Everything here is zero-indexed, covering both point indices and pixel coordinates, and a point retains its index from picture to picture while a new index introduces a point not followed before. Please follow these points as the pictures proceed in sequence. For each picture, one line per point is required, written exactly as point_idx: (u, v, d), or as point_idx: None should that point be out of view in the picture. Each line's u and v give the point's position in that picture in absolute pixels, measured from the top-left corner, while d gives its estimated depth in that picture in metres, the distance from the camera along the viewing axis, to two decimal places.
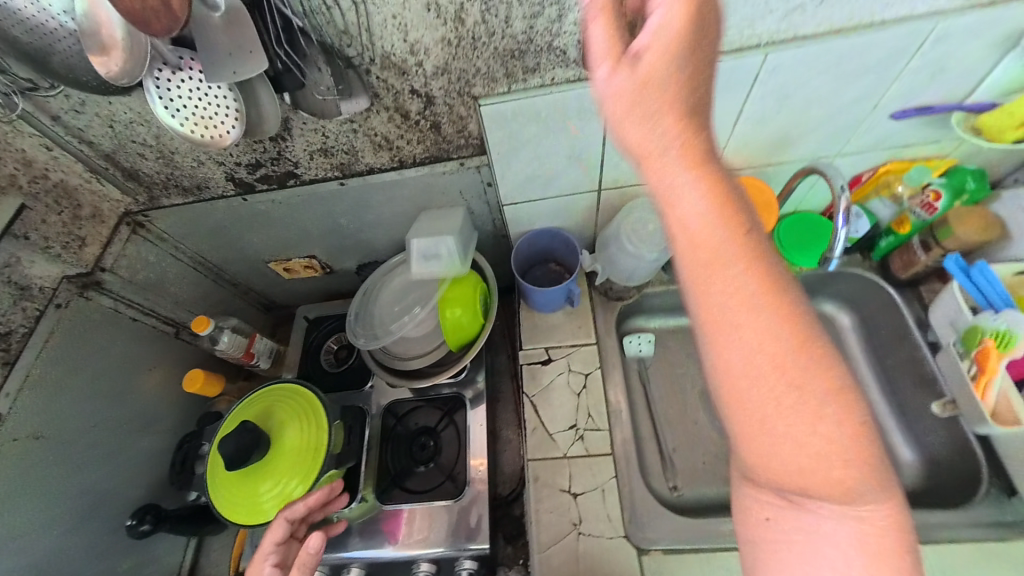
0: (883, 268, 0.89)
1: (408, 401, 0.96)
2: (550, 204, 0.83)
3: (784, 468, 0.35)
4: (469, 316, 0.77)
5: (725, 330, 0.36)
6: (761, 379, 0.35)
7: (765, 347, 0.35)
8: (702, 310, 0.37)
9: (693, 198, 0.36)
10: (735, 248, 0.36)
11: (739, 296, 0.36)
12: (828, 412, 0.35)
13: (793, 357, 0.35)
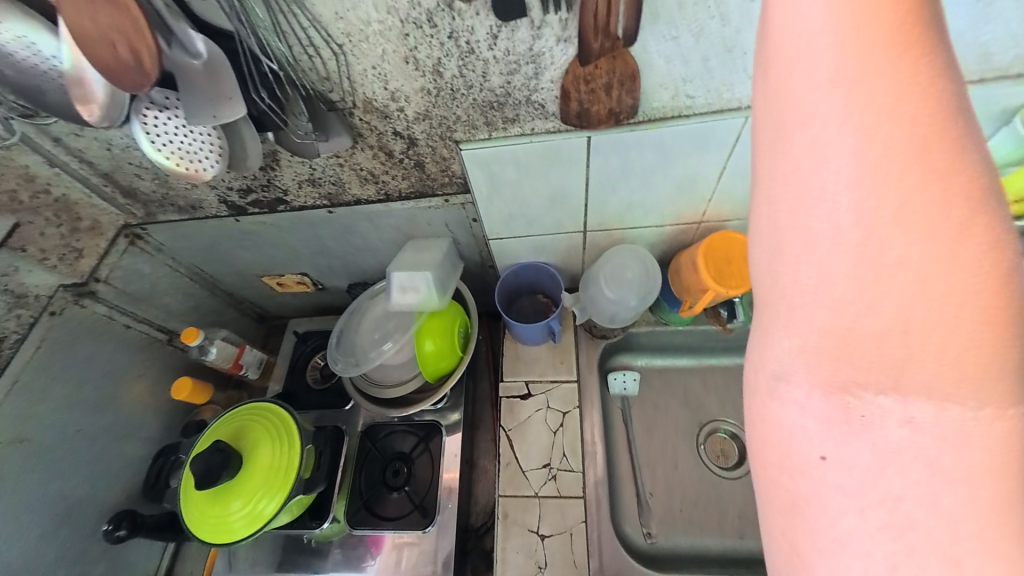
0: None
1: (385, 424, 0.96)
2: (535, 241, 0.84)
3: (870, 317, 0.24)
4: (449, 347, 0.80)
5: (812, 85, 0.26)
6: (867, 171, 0.24)
7: (881, 125, 0.24)
8: (783, 33, 0.28)
9: None
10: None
11: (852, 26, 0.25)
12: (949, 227, 0.23)
13: (924, 150, 0.24)
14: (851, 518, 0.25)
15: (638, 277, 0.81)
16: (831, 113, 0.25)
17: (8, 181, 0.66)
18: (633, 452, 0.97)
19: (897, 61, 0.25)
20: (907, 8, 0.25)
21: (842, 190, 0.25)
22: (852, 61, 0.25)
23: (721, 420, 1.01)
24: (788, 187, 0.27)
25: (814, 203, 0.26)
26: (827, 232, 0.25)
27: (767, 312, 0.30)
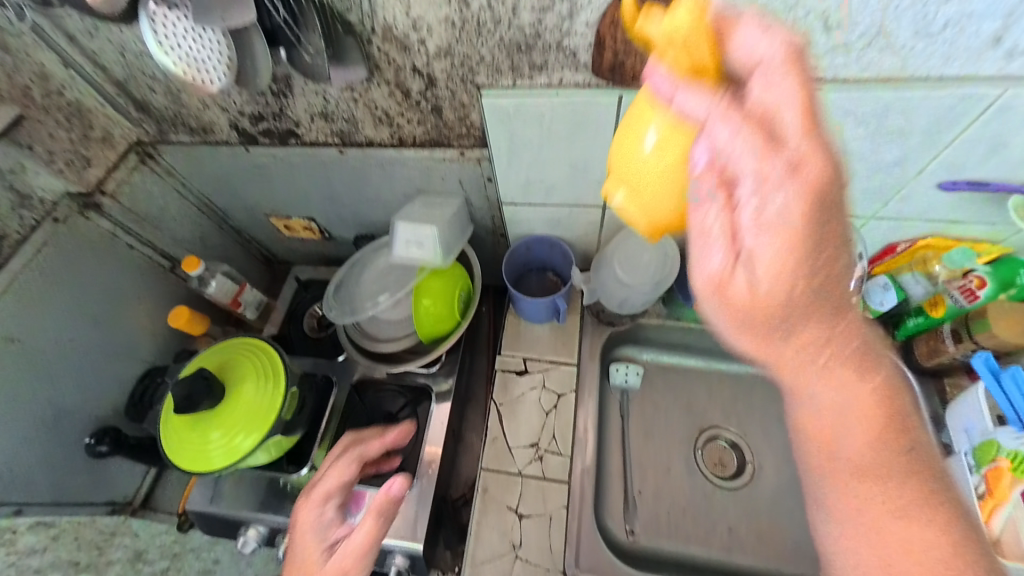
0: (906, 350, 0.82)
1: (376, 383, 0.94)
2: (551, 211, 0.80)
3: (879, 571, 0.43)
4: (445, 309, 0.77)
5: (833, 458, 0.47)
6: (859, 492, 0.45)
7: (865, 473, 0.45)
8: (815, 427, 0.48)
9: (817, 379, 0.46)
10: (856, 426, 0.46)
11: (857, 417, 0.46)
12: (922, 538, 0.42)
13: (898, 493, 0.44)
14: None
15: (655, 259, 0.76)
16: (840, 499, 0.46)
17: (21, 77, 0.65)
18: (626, 448, 0.93)
19: (877, 447, 0.45)
20: (881, 425, 0.45)
21: (863, 507, 0.45)
22: (853, 480, 0.46)
23: (722, 428, 0.96)
24: (819, 489, 0.49)
25: (828, 509, 0.47)
26: (847, 529, 0.46)
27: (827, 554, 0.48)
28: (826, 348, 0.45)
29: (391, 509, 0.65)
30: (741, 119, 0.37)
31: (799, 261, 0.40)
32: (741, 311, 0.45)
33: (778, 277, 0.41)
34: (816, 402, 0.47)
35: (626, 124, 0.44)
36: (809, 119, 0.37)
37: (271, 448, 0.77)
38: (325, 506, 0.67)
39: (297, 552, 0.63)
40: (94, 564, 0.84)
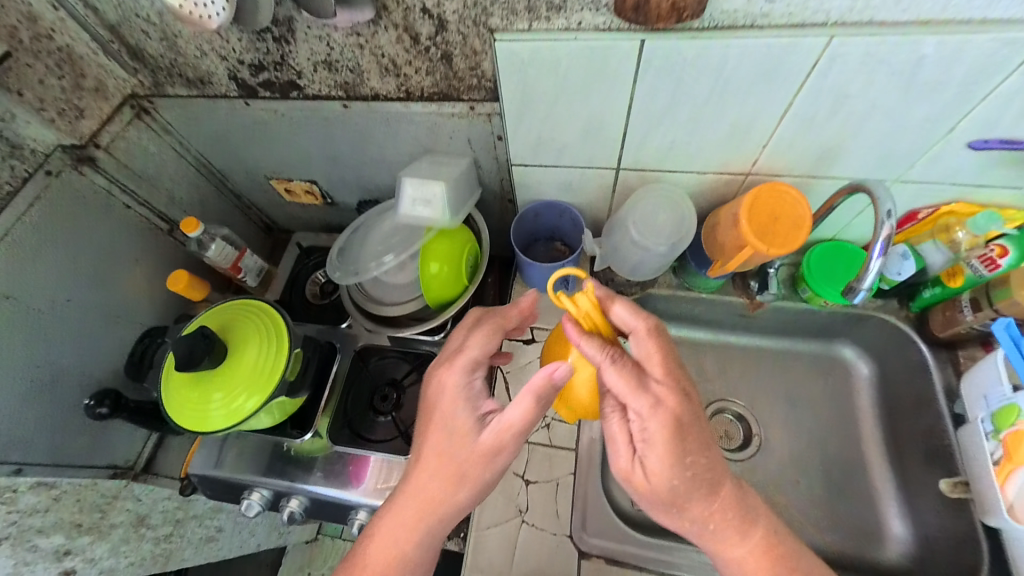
0: (921, 322, 0.81)
1: (379, 349, 0.90)
2: (563, 173, 0.77)
3: None
4: (452, 272, 0.74)
5: None
6: None
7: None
8: None
9: (732, 542, 0.64)
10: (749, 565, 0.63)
11: None
12: None
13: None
14: None
15: (673, 223, 0.74)
16: None
17: (8, 16, 0.62)
18: None
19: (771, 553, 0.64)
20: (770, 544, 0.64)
21: None
22: None
23: (735, 403, 0.93)
24: None
25: None
26: None
27: None
28: (724, 523, 0.63)
29: (549, 395, 0.57)
30: (622, 376, 0.60)
31: (676, 474, 0.60)
32: (647, 495, 0.63)
33: (667, 469, 0.60)
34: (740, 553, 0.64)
35: (554, 347, 0.71)
36: (660, 370, 0.62)
37: (275, 411, 0.76)
38: (470, 383, 0.61)
39: (445, 424, 0.59)
40: (96, 526, 0.85)
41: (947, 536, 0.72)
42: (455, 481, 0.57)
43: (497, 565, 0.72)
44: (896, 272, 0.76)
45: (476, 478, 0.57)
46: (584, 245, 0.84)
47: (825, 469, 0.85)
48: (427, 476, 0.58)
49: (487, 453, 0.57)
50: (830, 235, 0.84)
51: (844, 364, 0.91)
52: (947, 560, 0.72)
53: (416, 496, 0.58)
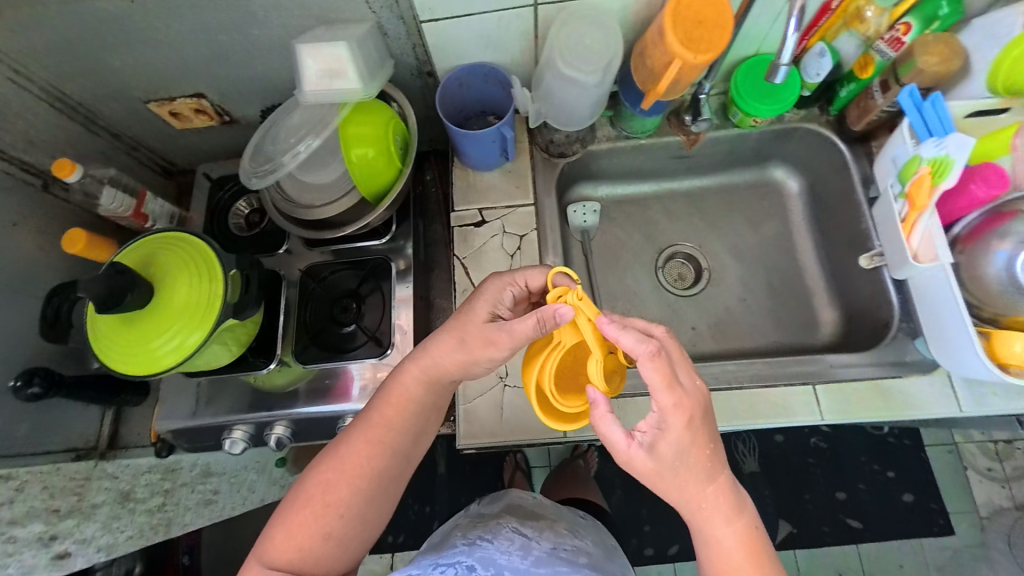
0: (839, 123, 0.85)
1: (328, 263, 0.82)
2: (478, 23, 0.70)
3: None
4: (379, 153, 0.68)
5: None
6: None
7: (753, 564, 0.54)
8: None
9: (722, 527, 0.55)
10: (740, 553, 0.54)
11: None
12: None
13: None
14: None
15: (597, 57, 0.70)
16: None
17: None
18: (592, 280, 0.95)
19: (756, 539, 0.55)
20: (755, 534, 0.55)
21: None
22: None
23: (690, 247, 0.98)
24: None
25: None
26: None
27: None
28: (716, 507, 0.54)
29: (552, 325, 0.60)
30: (655, 367, 0.52)
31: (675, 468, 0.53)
32: (649, 473, 0.54)
33: (681, 445, 0.52)
34: (728, 532, 0.55)
35: (544, 360, 0.61)
36: (684, 362, 0.56)
37: (229, 341, 0.70)
38: (497, 291, 0.67)
39: (466, 311, 0.67)
40: (77, 510, 0.78)
41: (863, 305, 0.82)
42: (459, 353, 0.65)
43: (489, 428, 0.75)
44: (816, 72, 0.78)
45: (473, 352, 0.65)
46: (515, 105, 0.80)
47: (768, 281, 0.93)
48: (438, 342, 0.67)
49: (489, 338, 0.64)
50: (753, 50, 0.84)
51: (774, 184, 0.96)
52: (868, 324, 0.81)
53: (427, 358, 0.67)
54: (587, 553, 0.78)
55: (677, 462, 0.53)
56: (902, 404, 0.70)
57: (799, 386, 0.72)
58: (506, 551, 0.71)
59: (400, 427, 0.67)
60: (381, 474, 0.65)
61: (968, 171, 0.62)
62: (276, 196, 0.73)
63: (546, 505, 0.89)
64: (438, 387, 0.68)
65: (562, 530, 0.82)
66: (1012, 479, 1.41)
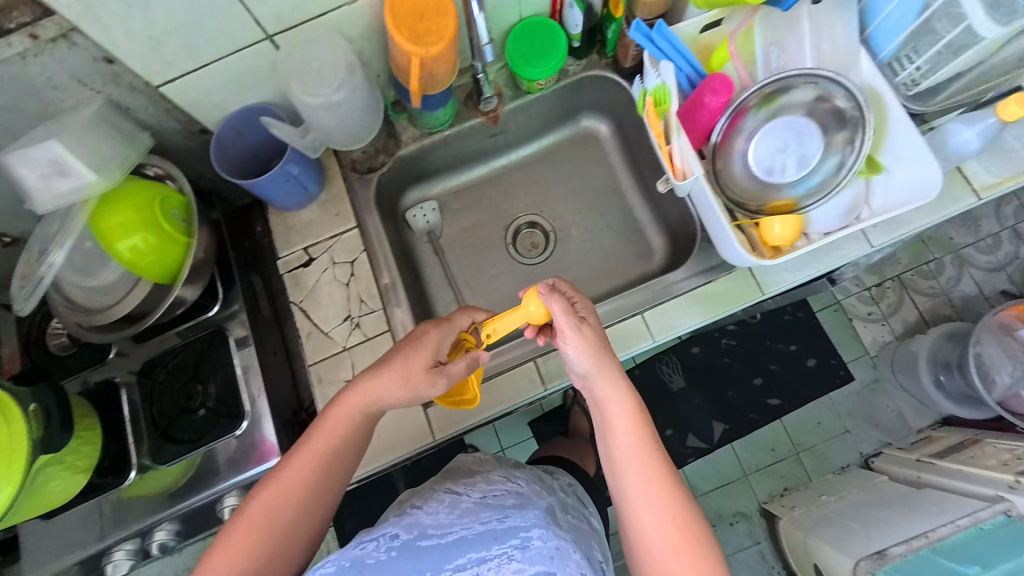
0: (617, 63, 0.88)
1: (157, 355, 0.78)
2: (217, 71, 0.67)
3: (661, 494, 0.56)
4: (150, 237, 0.64)
5: (636, 482, 0.57)
6: (638, 428, 0.59)
7: (637, 409, 0.60)
8: (623, 460, 0.58)
9: (616, 378, 0.61)
10: (628, 398, 0.60)
11: (635, 454, 0.58)
12: (677, 500, 0.56)
13: (641, 417, 0.60)
14: (655, 523, 0.55)
15: (331, 74, 0.66)
16: (649, 528, 0.55)
17: None
18: (448, 276, 0.96)
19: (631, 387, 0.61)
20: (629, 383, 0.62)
21: (653, 524, 0.55)
22: (636, 474, 0.57)
23: (534, 216, 1.00)
24: (637, 534, 0.56)
25: (645, 541, 0.55)
26: (649, 530, 0.55)
27: (638, 480, 0.57)
28: (609, 362, 0.61)
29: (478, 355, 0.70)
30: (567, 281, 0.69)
31: (595, 343, 0.62)
32: (589, 345, 0.61)
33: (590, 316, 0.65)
34: (616, 383, 0.60)
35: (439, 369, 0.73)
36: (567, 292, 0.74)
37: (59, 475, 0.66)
38: (442, 332, 0.69)
39: (411, 348, 0.67)
40: None
41: (681, 224, 0.88)
42: (404, 389, 0.65)
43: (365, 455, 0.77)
44: (574, 24, 0.82)
45: (417, 391, 0.66)
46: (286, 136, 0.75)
47: (607, 226, 0.97)
48: (381, 374, 0.66)
49: (435, 378, 0.66)
50: (518, 16, 0.84)
51: (589, 132, 1.00)
52: (688, 239, 0.87)
53: (367, 387, 0.65)
54: (519, 492, 0.73)
55: (595, 327, 0.63)
56: (720, 306, 0.76)
57: (630, 318, 0.77)
58: (433, 511, 0.68)
59: (337, 450, 0.64)
60: (322, 492, 0.63)
61: (702, 84, 0.68)
62: (75, 321, 0.68)
63: (487, 461, 0.86)
64: (370, 414, 0.66)
65: (496, 476, 0.78)
66: (890, 316, 1.58)
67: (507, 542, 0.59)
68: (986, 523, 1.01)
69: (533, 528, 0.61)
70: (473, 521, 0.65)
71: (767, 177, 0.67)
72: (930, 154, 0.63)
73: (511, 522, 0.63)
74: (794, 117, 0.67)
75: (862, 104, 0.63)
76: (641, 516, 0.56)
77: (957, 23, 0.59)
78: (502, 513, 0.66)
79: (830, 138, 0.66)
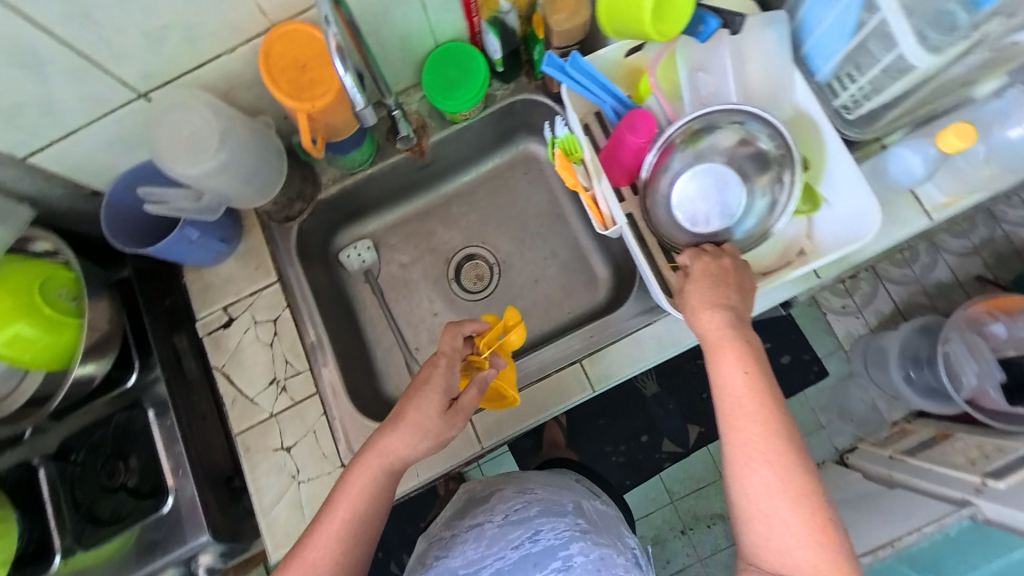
0: (547, 86, 0.83)
1: (73, 431, 0.72)
2: (94, 134, 0.62)
3: (774, 457, 0.48)
4: (35, 326, 0.60)
5: (746, 446, 0.49)
6: (755, 384, 0.50)
7: (754, 363, 0.51)
8: (734, 414, 0.50)
9: (723, 331, 0.53)
10: (741, 350, 0.52)
11: (751, 412, 0.49)
12: (793, 465, 0.47)
13: (760, 373, 0.51)
14: (769, 490, 0.47)
15: (201, 133, 0.61)
16: (762, 495, 0.47)
17: None
18: (387, 318, 0.89)
19: (749, 338, 0.53)
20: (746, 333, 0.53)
21: (768, 490, 0.47)
22: (752, 431, 0.49)
23: (477, 247, 0.94)
24: (747, 508, 0.48)
25: (758, 514, 0.47)
26: (763, 498, 0.47)
27: (747, 442, 0.49)
28: (722, 310, 0.53)
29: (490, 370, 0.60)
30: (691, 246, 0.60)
31: (713, 296, 0.54)
32: (706, 300, 0.54)
33: (709, 270, 0.56)
34: (722, 330, 0.53)
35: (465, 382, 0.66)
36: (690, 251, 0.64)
37: None
38: (446, 367, 0.58)
39: (419, 394, 0.56)
40: None
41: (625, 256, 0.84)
42: (424, 442, 0.55)
43: (294, 530, 0.70)
44: (494, 50, 0.76)
45: (439, 437, 0.56)
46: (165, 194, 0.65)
47: (553, 255, 0.91)
48: (394, 430, 0.55)
49: (454, 420, 0.57)
50: (432, 42, 0.78)
51: (529, 155, 0.94)
52: (630, 272, 0.83)
53: (380, 455, 0.55)
54: (539, 497, 0.62)
55: (715, 275, 0.55)
56: (662, 349, 0.72)
57: (568, 366, 0.73)
58: (461, 551, 0.58)
59: (371, 512, 0.54)
60: (361, 556, 0.53)
61: (622, 122, 0.63)
62: None
63: (497, 479, 0.70)
64: (396, 474, 0.56)
65: (511, 491, 0.65)
66: (864, 308, 1.46)
67: (547, 568, 0.52)
68: (952, 528, 0.91)
69: (572, 543, 0.53)
70: (506, 548, 0.55)
71: (693, 227, 0.64)
72: (865, 185, 0.58)
73: (546, 541, 0.54)
74: (713, 164, 0.65)
75: (785, 142, 0.59)
76: (750, 480, 0.48)
77: (889, 47, 0.53)
78: (532, 529, 0.56)
79: (752, 182, 0.63)
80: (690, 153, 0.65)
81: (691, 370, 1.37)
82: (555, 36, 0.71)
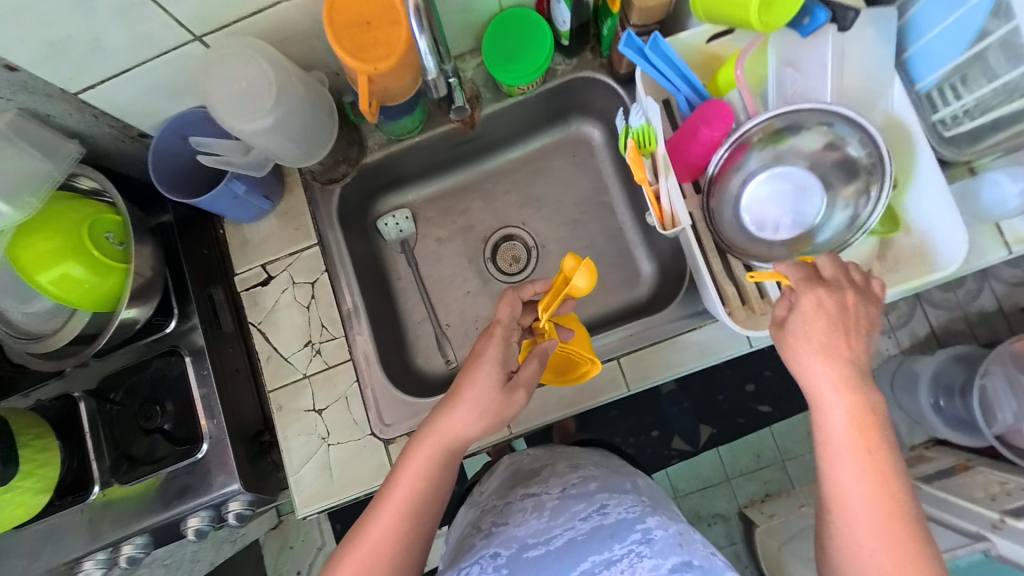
0: (611, 65, 0.78)
1: (115, 372, 0.73)
2: (146, 75, 0.60)
3: (881, 513, 0.45)
4: (86, 267, 0.60)
5: (851, 498, 0.46)
6: (862, 433, 0.47)
7: (865, 413, 0.47)
8: (837, 463, 0.47)
9: (834, 375, 0.48)
10: (851, 396, 0.47)
11: (856, 462, 0.46)
12: (902, 523, 0.44)
13: (871, 422, 0.47)
14: (875, 549, 0.44)
15: (252, 85, 0.58)
16: (863, 549, 0.45)
17: None
18: (419, 291, 0.88)
19: (862, 383, 0.48)
20: (861, 377, 0.48)
21: (873, 548, 0.44)
22: (857, 483, 0.46)
23: (517, 228, 0.91)
24: (848, 559, 0.46)
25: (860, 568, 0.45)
26: (864, 553, 0.45)
27: (851, 495, 0.46)
28: (831, 350, 0.48)
29: (547, 346, 0.60)
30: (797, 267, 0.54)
31: (824, 335, 0.49)
32: (811, 337, 0.49)
33: (820, 304, 0.50)
34: (831, 374, 0.48)
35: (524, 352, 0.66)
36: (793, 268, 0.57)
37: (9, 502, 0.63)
38: (502, 340, 0.57)
39: (474, 370, 0.55)
40: None
41: (672, 255, 0.81)
42: (481, 421, 0.55)
43: (322, 491, 0.72)
44: (563, 22, 0.71)
45: (500, 414, 0.56)
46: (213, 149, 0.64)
47: (593, 244, 0.89)
48: (454, 408, 0.54)
49: (512, 396, 0.56)
50: (495, 6, 0.74)
51: (580, 137, 0.89)
52: (675, 272, 0.81)
53: (446, 430, 0.54)
54: (595, 475, 0.61)
55: (826, 312, 0.50)
56: (703, 356, 0.71)
57: (605, 363, 0.72)
58: (522, 520, 0.54)
59: (433, 493, 0.54)
60: (426, 531, 0.54)
61: (696, 115, 0.59)
62: (21, 349, 0.63)
63: (545, 454, 0.70)
64: (455, 458, 0.56)
65: (563, 467, 0.64)
66: (899, 328, 1.28)
67: (627, 540, 0.47)
68: (962, 560, 0.85)
69: (647, 517, 0.50)
70: (574, 520, 0.52)
71: (757, 232, 0.61)
72: (955, 214, 0.55)
73: (617, 515, 0.51)
74: (794, 168, 0.61)
75: (877, 149, 0.55)
76: (850, 532, 0.46)
77: (1018, 63, 0.49)
78: (598, 503, 0.54)
79: (835, 193, 0.60)
80: (769, 153, 0.61)
81: (710, 371, 1.34)
82: (635, 12, 0.66)
